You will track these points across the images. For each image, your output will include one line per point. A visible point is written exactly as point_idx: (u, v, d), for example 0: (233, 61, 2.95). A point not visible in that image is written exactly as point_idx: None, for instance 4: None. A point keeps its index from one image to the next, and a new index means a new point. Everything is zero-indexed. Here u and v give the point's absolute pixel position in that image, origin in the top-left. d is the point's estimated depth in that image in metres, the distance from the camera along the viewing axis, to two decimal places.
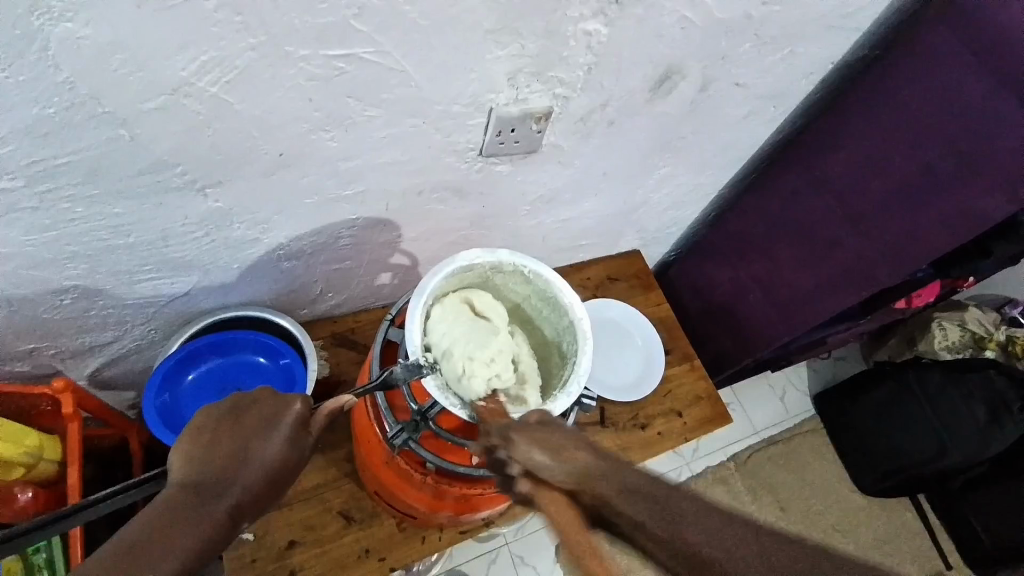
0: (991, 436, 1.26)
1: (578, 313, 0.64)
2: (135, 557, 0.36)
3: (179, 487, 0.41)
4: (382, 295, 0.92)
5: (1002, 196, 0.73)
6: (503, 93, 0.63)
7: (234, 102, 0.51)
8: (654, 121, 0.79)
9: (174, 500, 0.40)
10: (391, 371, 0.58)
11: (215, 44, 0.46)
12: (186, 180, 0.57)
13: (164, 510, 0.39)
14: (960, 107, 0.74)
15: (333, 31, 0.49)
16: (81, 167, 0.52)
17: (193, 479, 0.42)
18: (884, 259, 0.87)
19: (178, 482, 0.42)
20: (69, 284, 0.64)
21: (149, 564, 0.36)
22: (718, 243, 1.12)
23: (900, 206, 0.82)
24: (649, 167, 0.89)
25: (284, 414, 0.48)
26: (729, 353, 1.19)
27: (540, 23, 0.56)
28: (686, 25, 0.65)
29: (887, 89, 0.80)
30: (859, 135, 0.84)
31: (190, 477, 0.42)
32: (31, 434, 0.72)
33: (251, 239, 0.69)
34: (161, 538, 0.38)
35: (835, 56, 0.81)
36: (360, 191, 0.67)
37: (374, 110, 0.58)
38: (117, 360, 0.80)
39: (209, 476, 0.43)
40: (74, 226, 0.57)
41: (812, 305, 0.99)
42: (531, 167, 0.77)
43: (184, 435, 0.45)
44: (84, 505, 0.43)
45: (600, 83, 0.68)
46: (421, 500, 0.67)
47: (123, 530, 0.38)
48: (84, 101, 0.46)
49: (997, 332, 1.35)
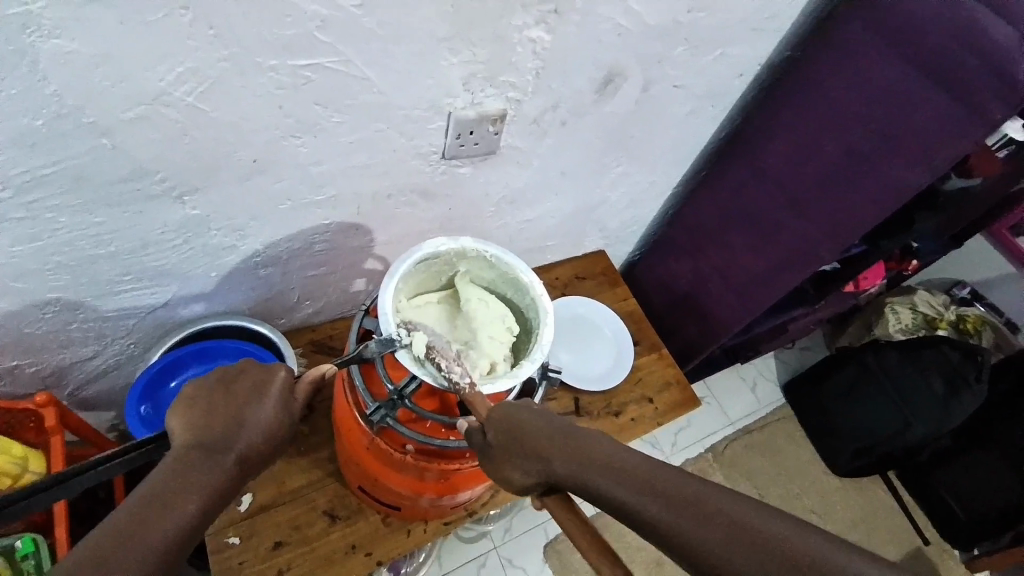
0: (951, 406, 1.32)
1: (539, 291, 0.69)
2: (138, 529, 0.39)
3: (185, 450, 0.45)
4: (358, 302, 0.95)
5: (921, 167, 0.80)
6: (459, 98, 0.69)
7: (209, 110, 0.56)
8: (603, 120, 0.85)
9: (180, 463, 0.44)
10: (366, 347, 0.61)
11: (190, 55, 0.51)
12: (164, 187, 0.61)
13: (175, 470, 0.43)
14: (871, 91, 0.81)
15: (298, 42, 0.54)
16: (65, 176, 0.55)
17: (197, 441, 0.46)
18: (826, 235, 0.94)
19: (178, 454, 0.45)
20: (51, 296, 0.67)
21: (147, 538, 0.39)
22: (676, 238, 1.18)
23: (833, 184, 0.90)
24: (605, 166, 0.95)
25: (272, 380, 0.52)
26: (695, 343, 1.25)
27: (488, 31, 0.62)
28: (621, 32, 0.73)
29: (809, 81, 0.88)
30: (788, 123, 0.92)
31: (194, 440, 0.46)
32: (17, 444, 0.73)
33: (228, 246, 0.72)
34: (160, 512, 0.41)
35: (760, 57, 0.90)
36: (332, 196, 0.72)
37: (341, 116, 0.63)
38: (98, 376, 0.82)
39: (204, 449, 0.46)
40: (59, 236, 0.60)
41: (765, 287, 1.06)
42: (492, 168, 0.82)
43: (177, 406, 0.48)
44: (67, 475, 0.46)
45: (549, 86, 0.74)
46: (404, 482, 0.70)
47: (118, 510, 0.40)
48: (69, 112, 0.50)
49: (947, 312, 1.51)
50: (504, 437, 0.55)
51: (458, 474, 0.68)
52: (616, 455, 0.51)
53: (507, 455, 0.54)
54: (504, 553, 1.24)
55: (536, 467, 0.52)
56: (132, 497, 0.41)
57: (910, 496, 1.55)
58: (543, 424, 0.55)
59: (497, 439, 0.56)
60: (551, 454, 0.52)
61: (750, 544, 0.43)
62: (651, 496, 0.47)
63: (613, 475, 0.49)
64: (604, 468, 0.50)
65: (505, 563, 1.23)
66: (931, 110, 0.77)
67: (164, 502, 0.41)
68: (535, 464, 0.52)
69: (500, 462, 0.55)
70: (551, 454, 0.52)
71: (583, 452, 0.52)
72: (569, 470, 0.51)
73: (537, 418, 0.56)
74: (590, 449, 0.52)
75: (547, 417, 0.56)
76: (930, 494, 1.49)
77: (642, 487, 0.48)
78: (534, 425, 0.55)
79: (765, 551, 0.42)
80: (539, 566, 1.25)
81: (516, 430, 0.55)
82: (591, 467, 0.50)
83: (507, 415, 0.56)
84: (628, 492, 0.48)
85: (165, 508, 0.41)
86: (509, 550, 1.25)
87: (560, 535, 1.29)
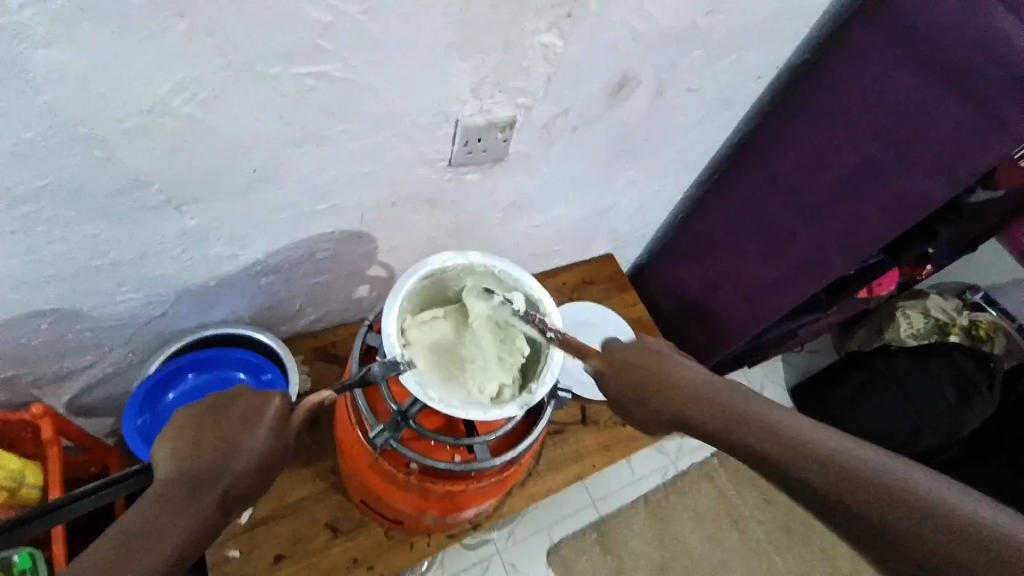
0: (963, 413, 1.31)
1: (548, 309, 0.67)
2: (131, 551, 0.40)
3: (171, 482, 0.44)
4: (361, 308, 0.93)
5: (940, 179, 0.78)
6: (468, 104, 0.66)
7: (209, 120, 0.53)
8: (615, 125, 0.82)
9: (162, 497, 0.43)
10: (369, 369, 0.59)
11: (187, 64, 0.48)
12: (162, 198, 0.58)
13: (156, 506, 0.43)
14: (889, 97, 0.78)
15: (301, 50, 0.51)
16: (58, 189, 0.53)
17: (184, 472, 0.45)
18: (838, 246, 0.92)
19: (166, 476, 0.44)
20: (47, 306, 0.65)
21: (138, 559, 0.40)
22: (686, 243, 1.15)
23: (848, 193, 0.87)
24: (616, 171, 0.93)
25: (266, 406, 0.50)
26: (703, 350, 1.23)
27: (498, 38, 0.60)
28: (637, 35, 0.70)
29: (825, 87, 0.84)
30: (801, 130, 0.89)
31: (181, 470, 0.45)
32: (13, 459, 0.72)
33: (229, 255, 0.70)
34: (151, 533, 0.41)
35: (779, 60, 0.87)
36: (335, 205, 0.70)
37: (345, 125, 0.60)
38: (97, 384, 0.80)
39: (198, 471, 0.45)
40: (54, 248, 0.58)
41: (777, 297, 1.04)
42: (500, 174, 0.80)
43: (167, 432, 0.47)
44: (73, 498, 0.47)
45: (560, 92, 0.71)
46: (409, 501, 0.68)
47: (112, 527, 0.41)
48: (61, 123, 0.48)
49: (960, 317, 1.48)
50: (659, 385, 0.58)
51: (463, 494, 0.67)
52: (707, 386, 0.57)
53: (670, 400, 0.57)
54: (507, 558, 1.22)
55: (712, 414, 0.55)
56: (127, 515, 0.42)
57: None
58: (690, 373, 0.58)
59: (640, 388, 0.58)
60: (713, 403, 0.55)
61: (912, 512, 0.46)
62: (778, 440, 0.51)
63: (701, 401, 0.56)
64: (771, 430, 0.52)
65: (508, 569, 1.22)
66: (949, 121, 0.74)
67: (141, 540, 0.41)
68: (699, 411, 0.55)
69: (659, 406, 0.57)
70: (722, 406, 0.55)
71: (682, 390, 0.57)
72: (705, 410, 0.55)
73: (682, 367, 0.59)
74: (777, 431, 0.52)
75: (686, 365, 0.59)
76: None
77: (883, 497, 0.47)
78: (668, 366, 0.59)
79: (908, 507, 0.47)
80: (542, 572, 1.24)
81: (659, 378, 0.58)
82: (750, 423, 0.53)
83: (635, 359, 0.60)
84: (727, 422, 0.54)
85: (142, 546, 0.41)
86: (512, 555, 1.23)
87: (563, 539, 1.29)
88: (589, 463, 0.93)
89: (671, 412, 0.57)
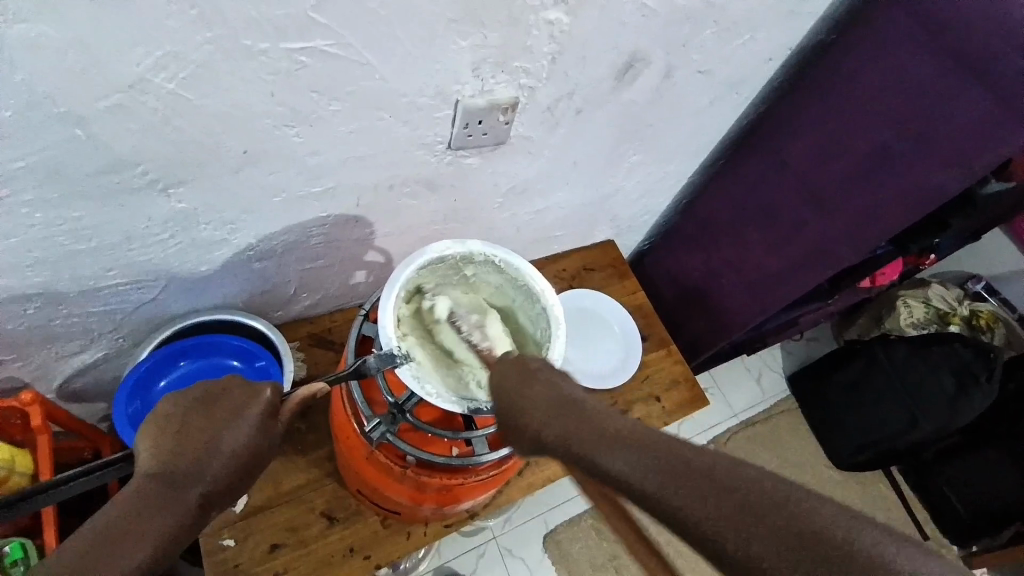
0: (962, 405, 1.29)
1: (550, 300, 0.65)
2: (112, 543, 0.38)
3: (153, 477, 0.42)
4: (357, 294, 0.91)
5: (957, 171, 0.75)
6: (468, 85, 0.63)
7: (193, 98, 0.50)
8: (621, 108, 0.80)
9: (143, 492, 0.41)
10: (364, 362, 0.58)
11: (171, 38, 0.45)
12: (147, 180, 0.56)
13: (139, 499, 0.41)
14: (907, 83, 0.75)
15: (292, 23, 0.48)
16: (38, 171, 0.50)
17: (167, 468, 0.43)
18: (849, 239, 0.90)
19: (149, 472, 0.43)
20: (32, 291, 0.62)
21: (122, 551, 0.38)
22: (690, 230, 1.13)
23: (860, 183, 0.85)
24: (620, 156, 0.90)
25: (254, 400, 0.49)
26: (704, 338, 1.21)
27: (501, 13, 0.57)
28: (647, 13, 0.67)
29: (841, 71, 0.81)
30: (815, 117, 0.86)
31: (165, 466, 0.43)
32: (3, 448, 0.70)
33: (219, 240, 0.68)
34: (134, 526, 0.39)
35: (791, 42, 0.84)
36: (330, 188, 0.67)
37: (339, 104, 0.58)
38: (87, 371, 0.78)
39: (182, 467, 0.44)
40: (34, 231, 0.56)
41: (783, 287, 1.02)
42: (501, 158, 0.77)
43: (150, 425, 0.46)
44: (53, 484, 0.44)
45: (564, 72, 0.68)
46: (404, 493, 0.67)
47: (93, 520, 0.39)
48: (38, 101, 0.45)
49: (960, 307, 1.47)
50: (527, 399, 0.52)
51: (461, 487, 0.66)
52: (569, 397, 0.51)
53: (534, 417, 0.51)
54: (504, 543, 1.23)
55: (562, 429, 0.48)
56: (110, 507, 0.40)
57: (912, 491, 1.54)
58: (559, 388, 0.52)
59: (510, 402, 0.54)
60: (570, 418, 0.49)
61: (773, 526, 0.36)
62: (618, 438, 0.45)
63: (558, 414, 0.50)
64: (614, 444, 0.45)
65: (504, 554, 1.22)
66: (970, 110, 0.71)
67: (123, 531, 0.39)
68: (555, 430, 0.49)
69: (524, 421, 0.51)
70: (577, 422, 0.48)
71: (543, 397, 0.52)
72: (562, 418, 0.49)
73: (556, 383, 0.53)
74: (626, 442, 0.44)
75: (564, 383, 0.54)
76: (929, 486, 1.49)
77: (725, 489, 0.38)
78: (540, 378, 0.54)
79: (767, 521, 0.36)
80: (539, 557, 1.24)
81: (528, 393, 0.53)
82: (594, 438, 0.46)
83: (516, 369, 0.56)
84: (573, 432, 0.48)
85: (123, 539, 0.38)
86: (508, 540, 1.24)
87: (560, 525, 1.29)
88: None
89: (532, 431, 0.50)
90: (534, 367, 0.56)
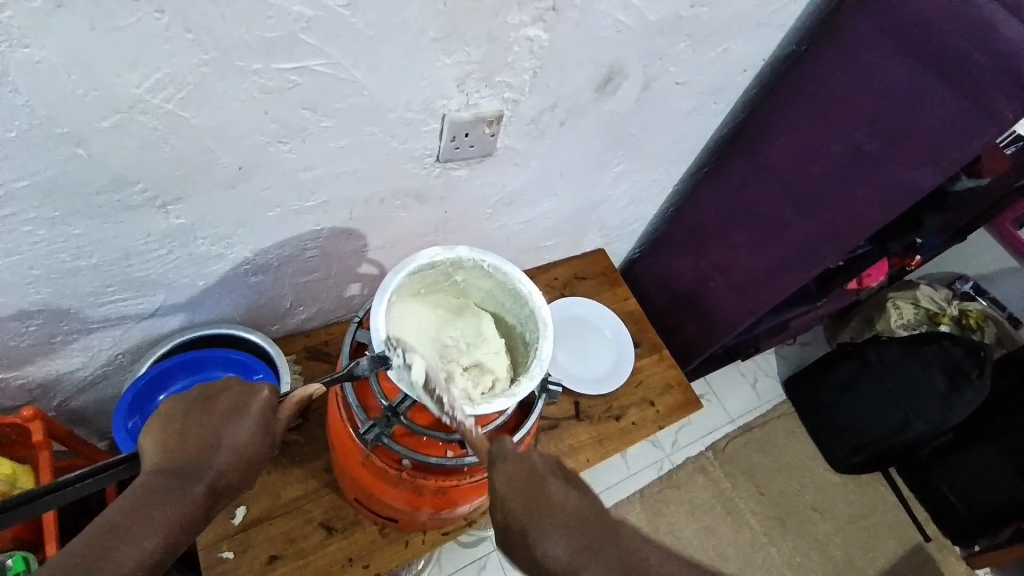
0: (953, 402, 1.31)
1: (538, 302, 0.67)
2: (119, 534, 0.40)
3: (154, 474, 0.45)
4: (352, 306, 0.93)
5: (930, 169, 0.78)
6: (453, 99, 0.66)
7: (190, 117, 0.53)
8: (603, 119, 0.82)
9: (148, 486, 0.44)
10: (357, 364, 0.59)
11: (168, 61, 0.48)
12: (145, 197, 0.58)
13: (138, 494, 0.43)
14: (877, 87, 0.79)
15: (282, 43, 0.51)
16: (40, 190, 0.53)
17: (167, 465, 0.46)
18: (830, 238, 0.92)
19: (154, 467, 0.46)
20: (33, 308, 0.64)
21: (129, 541, 0.40)
22: (677, 236, 1.16)
23: (838, 183, 0.87)
24: (605, 165, 0.93)
25: (252, 399, 0.51)
26: (696, 343, 1.23)
27: (482, 30, 0.60)
28: (622, 28, 0.70)
29: (814, 77, 0.85)
30: (792, 122, 0.89)
31: (165, 463, 0.46)
32: (4, 463, 0.71)
33: (215, 255, 0.70)
34: (140, 519, 0.42)
35: (764, 52, 0.87)
36: (323, 201, 0.69)
37: (330, 121, 0.60)
38: (86, 388, 0.80)
39: (184, 462, 0.47)
40: (36, 249, 0.58)
41: (768, 288, 1.03)
42: (489, 169, 0.79)
43: (154, 424, 0.49)
44: (57, 486, 0.45)
45: (546, 85, 0.71)
46: (401, 498, 0.68)
47: (103, 513, 0.42)
48: (41, 122, 0.48)
49: (950, 307, 1.49)
50: (544, 516, 0.49)
51: (456, 489, 0.67)
52: (584, 515, 0.50)
53: (557, 539, 0.48)
54: (504, 555, 1.22)
55: (586, 554, 0.48)
56: (118, 501, 0.42)
57: (910, 491, 1.54)
58: (573, 499, 0.51)
59: (525, 519, 0.49)
60: (592, 545, 0.48)
61: None
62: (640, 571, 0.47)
63: (577, 538, 0.48)
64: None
65: (505, 565, 1.21)
66: (937, 110, 0.74)
67: (124, 527, 0.41)
68: (585, 562, 0.47)
69: (545, 545, 0.48)
70: (605, 549, 0.48)
71: (559, 516, 0.50)
72: (581, 544, 0.48)
73: (567, 492, 0.52)
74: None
75: (572, 494, 0.52)
76: (929, 487, 1.48)
77: None
78: (552, 488, 0.51)
79: None
80: None
81: (542, 503, 0.50)
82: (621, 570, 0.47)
83: (527, 470, 0.52)
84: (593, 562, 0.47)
85: (127, 531, 0.41)
86: None
87: None
88: (584, 458, 0.94)
89: (544, 552, 0.48)
90: (543, 471, 0.53)
